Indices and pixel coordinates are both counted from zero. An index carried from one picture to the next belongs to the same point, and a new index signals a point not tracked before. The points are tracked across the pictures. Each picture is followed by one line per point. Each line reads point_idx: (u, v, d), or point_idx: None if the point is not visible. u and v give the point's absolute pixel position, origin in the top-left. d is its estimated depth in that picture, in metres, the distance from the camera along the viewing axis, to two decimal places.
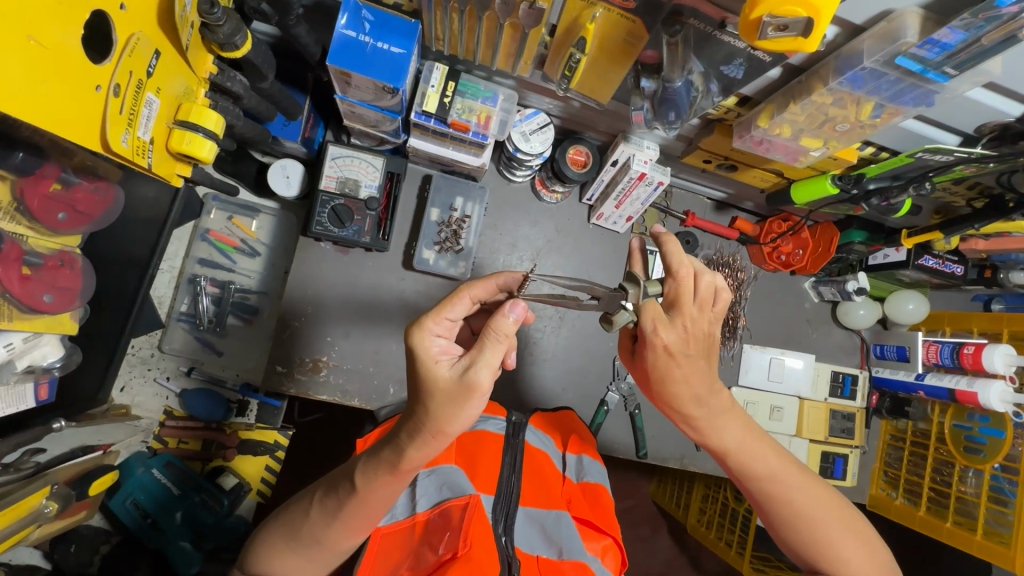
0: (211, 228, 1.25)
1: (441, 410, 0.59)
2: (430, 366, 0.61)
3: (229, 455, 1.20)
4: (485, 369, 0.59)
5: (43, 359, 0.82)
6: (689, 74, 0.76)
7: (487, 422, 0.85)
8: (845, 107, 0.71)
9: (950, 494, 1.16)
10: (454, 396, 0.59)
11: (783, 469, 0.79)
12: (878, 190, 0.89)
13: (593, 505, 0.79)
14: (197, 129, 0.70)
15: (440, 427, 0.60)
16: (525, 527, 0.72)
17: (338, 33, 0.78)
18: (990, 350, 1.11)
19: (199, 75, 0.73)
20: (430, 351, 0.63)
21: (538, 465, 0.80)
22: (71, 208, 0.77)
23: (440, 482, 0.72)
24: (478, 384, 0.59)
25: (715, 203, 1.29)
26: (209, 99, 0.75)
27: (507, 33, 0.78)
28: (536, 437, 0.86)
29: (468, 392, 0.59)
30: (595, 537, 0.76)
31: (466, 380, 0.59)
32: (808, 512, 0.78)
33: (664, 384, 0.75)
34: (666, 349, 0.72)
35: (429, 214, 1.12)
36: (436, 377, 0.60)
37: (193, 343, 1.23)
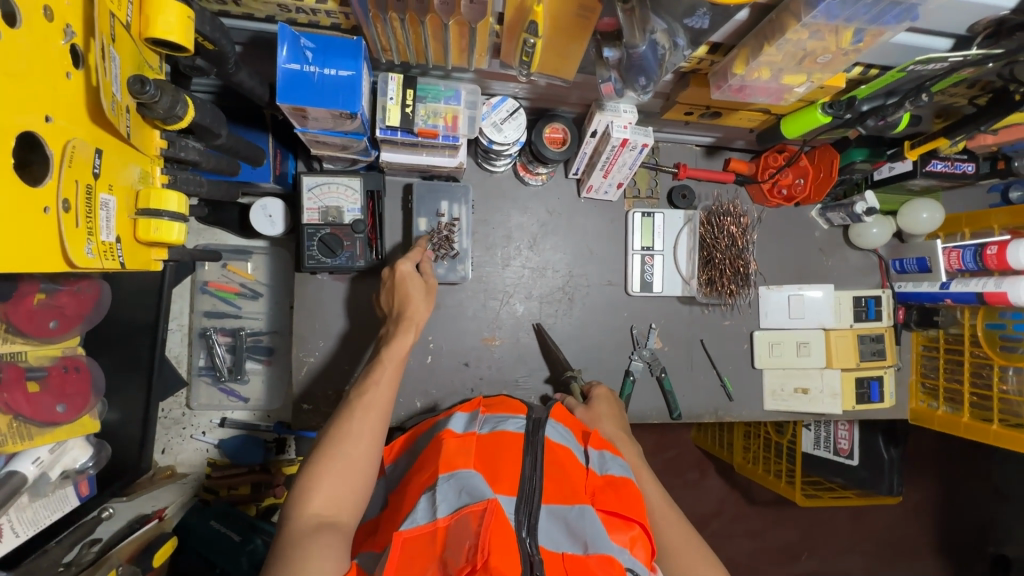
0: (208, 279, 1.24)
1: (423, 298, 0.97)
2: (407, 281, 0.97)
3: (278, 492, 1.25)
4: (433, 278, 1.01)
5: (74, 461, 0.85)
6: (653, 34, 0.70)
7: (506, 423, 0.88)
8: (824, 39, 0.65)
9: (992, 396, 1.16)
10: (426, 290, 0.98)
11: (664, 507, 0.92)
12: (872, 110, 0.84)
13: (619, 495, 0.78)
14: (160, 214, 0.68)
15: (423, 310, 0.96)
16: (548, 526, 0.72)
17: (281, 69, 0.73)
18: (1014, 247, 1.05)
19: (151, 154, 0.70)
20: (407, 272, 0.98)
21: (560, 462, 0.81)
22: (61, 314, 0.78)
23: (459, 487, 0.71)
24: (433, 285, 1.00)
25: (704, 149, 1.25)
26: (167, 176, 0.72)
27: (454, 30, 0.74)
28: (556, 431, 0.87)
29: (430, 290, 0.99)
30: (622, 528, 0.75)
31: (427, 282, 0.99)
32: (675, 551, 0.87)
33: (603, 417, 1.02)
34: (607, 397, 1.06)
35: (418, 224, 1.08)
36: (407, 279, 0.97)
37: (218, 395, 1.25)
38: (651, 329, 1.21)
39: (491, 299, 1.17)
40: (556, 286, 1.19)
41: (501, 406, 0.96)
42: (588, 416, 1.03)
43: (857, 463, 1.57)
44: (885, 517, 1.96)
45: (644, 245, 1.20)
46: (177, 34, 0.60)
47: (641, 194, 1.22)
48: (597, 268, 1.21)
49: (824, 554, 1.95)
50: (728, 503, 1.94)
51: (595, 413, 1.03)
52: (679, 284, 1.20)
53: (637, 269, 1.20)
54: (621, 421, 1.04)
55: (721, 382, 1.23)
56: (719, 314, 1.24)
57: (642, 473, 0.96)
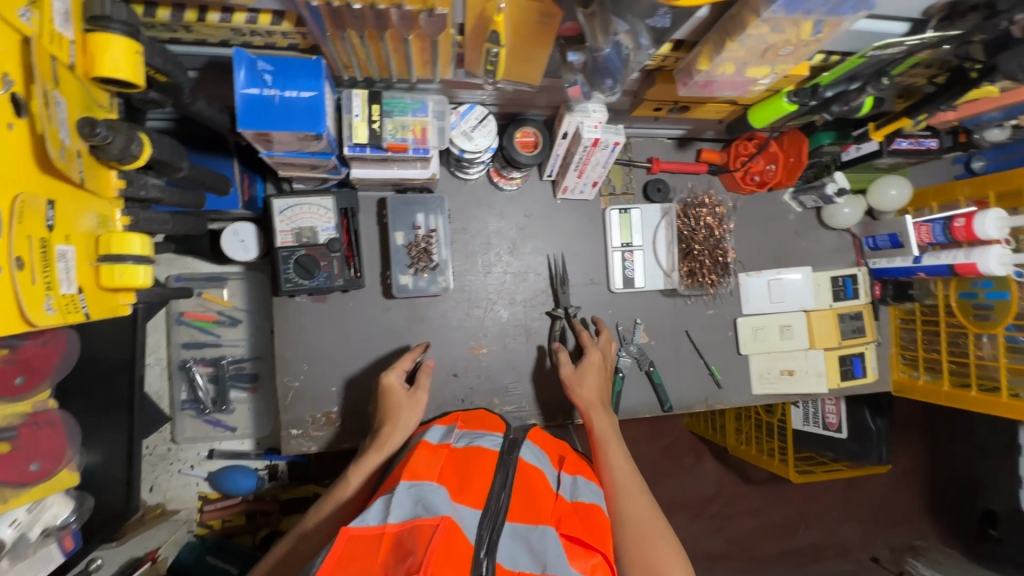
0: (184, 309, 1.21)
1: (405, 413, 0.96)
2: (390, 395, 0.98)
3: (274, 520, 1.24)
4: (425, 391, 1.00)
5: (56, 518, 0.83)
6: (615, 36, 0.69)
7: (482, 439, 0.90)
8: (784, 32, 0.65)
9: (970, 363, 1.20)
10: (410, 404, 0.97)
11: (628, 478, 0.92)
12: (837, 96, 0.85)
13: (586, 525, 0.78)
14: (123, 259, 0.66)
15: (403, 425, 0.95)
16: (510, 543, 0.72)
17: (240, 94, 0.70)
18: (981, 217, 1.08)
19: (109, 197, 0.67)
20: (394, 383, 0.99)
21: (528, 485, 0.82)
22: (26, 369, 0.75)
23: (415, 498, 0.72)
24: (420, 398, 0.98)
25: (676, 141, 1.26)
26: (127, 217, 0.70)
27: (416, 44, 0.73)
28: (532, 453, 0.89)
29: (415, 402, 0.98)
30: (582, 556, 0.74)
31: (414, 395, 0.98)
32: (633, 523, 0.86)
33: (585, 381, 1.04)
34: (597, 363, 1.07)
35: (395, 239, 1.07)
36: (391, 396, 0.98)
37: (204, 427, 1.22)
38: (636, 324, 1.22)
39: (475, 307, 1.16)
40: (539, 289, 1.19)
41: (479, 423, 0.98)
42: (575, 377, 1.05)
43: (847, 436, 1.61)
44: (875, 485, 2.01)
45: (624, 241, 1.20)
46: (126, 71, 0.58)
47: (616, 191, 1.22)
48: (578, 268, 1.21)
49: (821, 526, 1.99)
50: (726, 484, 1.98)
51: (582, 372, 1.06)
52: (661, 278, 1.21)
53: (618, 266, 1.20)
54: (606, 388, 1.06)
55: (709, 370, 1.24)
56: (702, 304, 1.25)
57: (609, 443, 0.97)
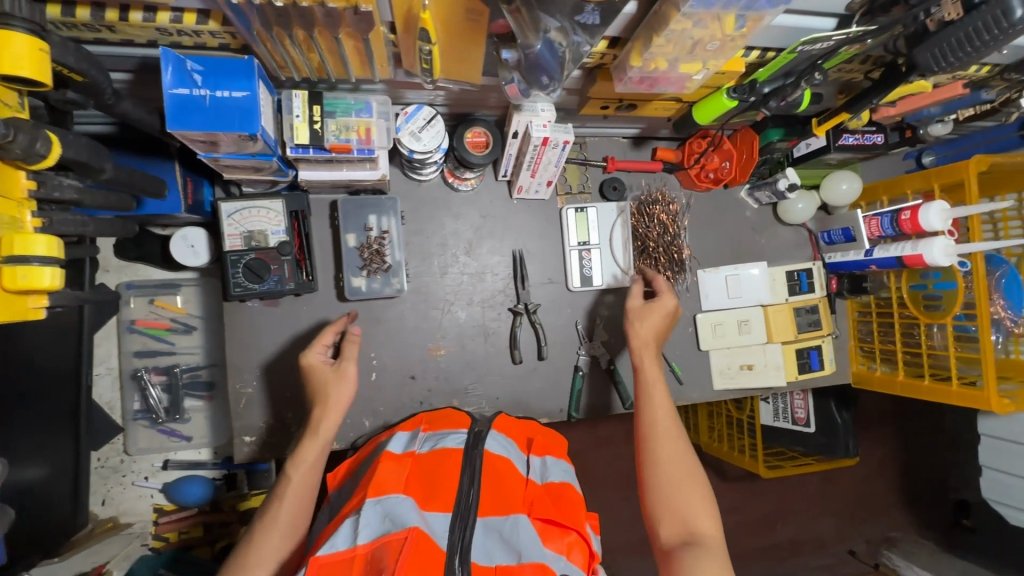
0: (135, 317, 1.18)
1: (334, 392, 0.93)
2: (318, 371, 0.96)
3: (234, 530, 1.20)
4: (351, 361, 0.97)
5: None
6: (547, 33, 0.71)
7: (446, 439, 0.89)
8: (708, 27, 0.66)
9: (922, 352, 1.21)
10: (336, 378, 0.94)
11: (668, 419, 0.94)
12: (774, 92, 0.86)
13: (555, 504, 0.82)
14: (28, 260, 0.64)
15: (337, 404, 0.92)
16: (484, 539, 0.73)
17: (168, 94, 0.69)
18: (926, 210, 1.10)
19: (18, 198, 0.66)
20: (315, 361, 0.97)
21: (498, 475, 0.83)
22: None
23: (383, 512, 0.71)
24: (346, 370, 0.96)
25: (631, 140, 1.27)
26: (40, 218, 0.68)
27: (348, 43, 0.73)
28: (497, 443, 0.89)
29: (341, 374, 0.95)
30: (558, 535, 0.77)
31: (340, 368, 0.96)
32: (671, 462, 0.88)
33: (642, 320, 1.05)
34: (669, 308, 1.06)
35: (346, 241, 1.06)
36: (319, 373, 0.95)
37: (158, 437, 1.20)
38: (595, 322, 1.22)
39: (432, 309, 1.15)
40: (497, 290, 1.19)
41: (443, 421, 0.97)
42: (637, 312, 1.07)
43: (814, 430, 1.62)
44: (849, 478, 2.03)
45: (581, 240, 1.21)
46: (30, 69, 0.55)
47: (573, 190, 1.22)
48: (536, 267, 1.21)
49: (797, 521, 2.00)
50: None
51: (647, 309, 1.06)
52: (618, 275, 1.21)
53: (575, 265, 1.20)
54: (666, 333, 1.06)
55: (670, 367, 1.25)
56: (660, 301, 1.25)
57: (656, 383, 0.98)
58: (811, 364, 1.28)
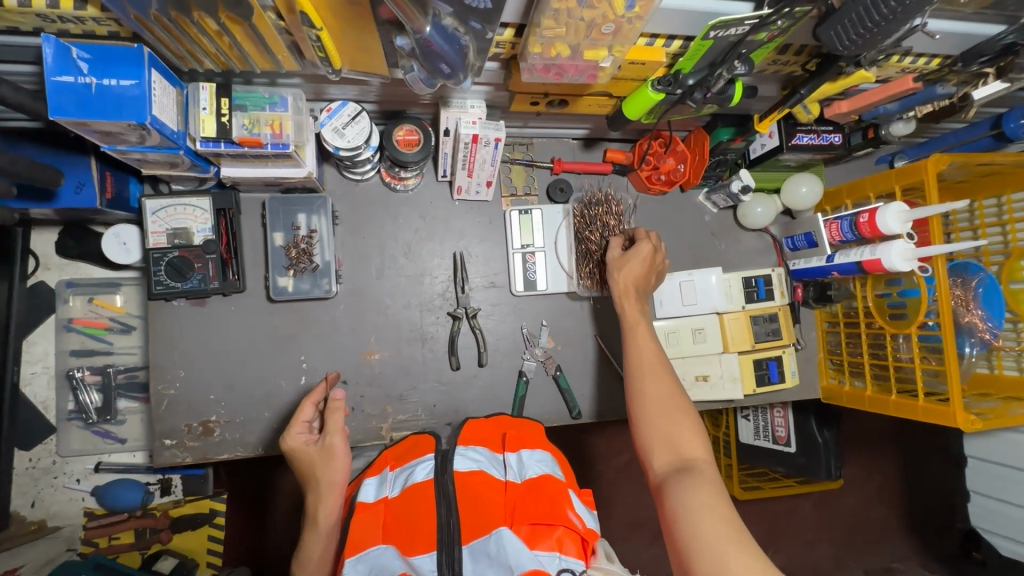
0: (74, 316, 1.18)
1: (323, 471, 0.88)
2: (304, 451, 0.90)
3: (165, 537, 1.19)
4: (335, 433, 0.90)
5: None
6: (439, 17, 0.68)
7: (415, 471, 0.81)
8: (596, 6, 0.63)
9: (889, 365, 1.13)
10: (323, 457, 0.88)
11: (653, 360, 0.91)
12: (698, 83, 0.81)
13: (539, 501, 0.74)
14: None
15: (331, 483, 0.87)
16: (474, 567, 0.69)
17: (51, 82, 0.68)
18: (883, 212, 1.04)
19: None
20: (300, 443, 0.92)
21: (473, 488, 0.77)
22: None
23: (369, 570, 0.70)
24: (334, 444, 0.89)
25: (582, 141, 1.23)
26: None
27: (236, 30, 0.71)
28: (467, 459, 0.81)
29: (329, 451, 0.89)
30: (546, 532, 0.71)
31: (324, 445, 0.89)
32: (653, 400, 0.86)
33: (626, 264, 1.01)
34: (646, 254, 1.01)
35: (273, 240, 1.05)
36: (309, 457, 0.89)
37: (92, 438, 1.19)
38: (542, 326, 1.17)
39: (368, 312, 1.12)
40: (436, 293, 1.15)
41: (409, 450, 0.90)
42: (617, 260, 1.03)
43: (795, 450, 1.52)
44: (841, 503, 1.90)
45: (524, 243, 1.17)
46: None
47: (518, 192, 1.19)
48: (478, 270, 1.17)
49: (789, 548, 1.86)
50: None
51: (626, 258, 1.02)
52: (564, 280, 1.17)
53: (519, 269, 1.16)
54: (646, 281, 1.01)
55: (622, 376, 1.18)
56: (611, 307, 1.19)
57: (639, 329, 0.95)
58: (769, 375, 1.21)
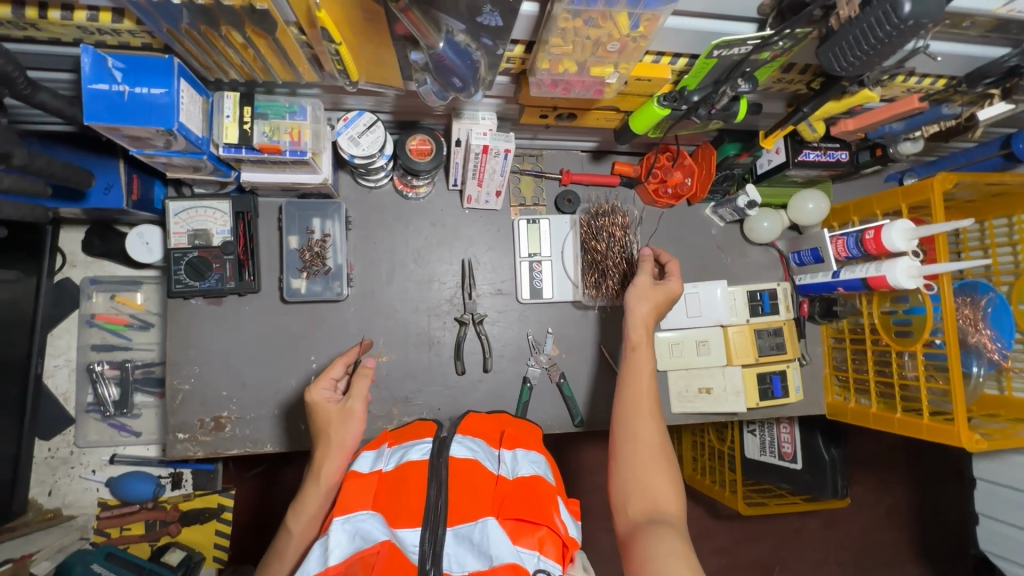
0: (96, 312, 1.23)
1: (337, 430, 0.88)
2: (323, 409, 0.89)
3: (173, 530, 1.22)
4: (358, 399, 0.91)
5: None
6: (452, 34, 0.71)
7: (411, 451, 0.83)
8: (601, 26, 0.66)
9: (894, 383, 1.13)
10: (342, 417, 0.88)
11: (650, 399, 0.88)
12: (703, 100, 0.84)
13: (526, 498, 0.75)
14: None
15: (342, 446, 0.87)
16: (455, 549, 0.71)
17: (87, 89, 0.73)
18: (888, 229, 1.05)
19: None
20: (321, 398, 0.91)
21: (465, 476, 0.78)
22: None
23: (353, 531, 0.71)
24: (354, 409, 0.90)
25: (591, 153, 1.25)
26: None
27: (261, 43, 0.75)
28: (464, 447, 0.83)
29: (348, 414, 0.89)
30: (529, 531, 0.72)
31: (346, 407, 0.89)
32: (641, 442, 0.84)
33: (648, 299, 0.97)
34: (668, 290, 0.98)
35: (288, 243, 1.08)
36: (327, 414, 0.89)
37: (108, 431, 1.23)
38: (547, 334, 1.19)
39: (377, 316, 1.15)
40: (444, 298, 1.18)
41: (410, 433, 0.92)
42: (651, 290, 0.98)
43: (801, 467, 1.50)
44: (848, 524, 1.87)
45: (532, 251, 1.19)
46: None
47: (526, 202, 1.21)
48: (485, 277, 1.19)
49: (796, 568, 1.84)
50: (691, 520, 1.84)
51: (656, 289, 0.98)
52: (569, 289, 1.19)
53: (525, 277, 1.19)
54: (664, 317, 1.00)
55: None
56: (616, 317, 1.20)
57: (644, 364, 0.91)
58: (773, 390, 1.22)
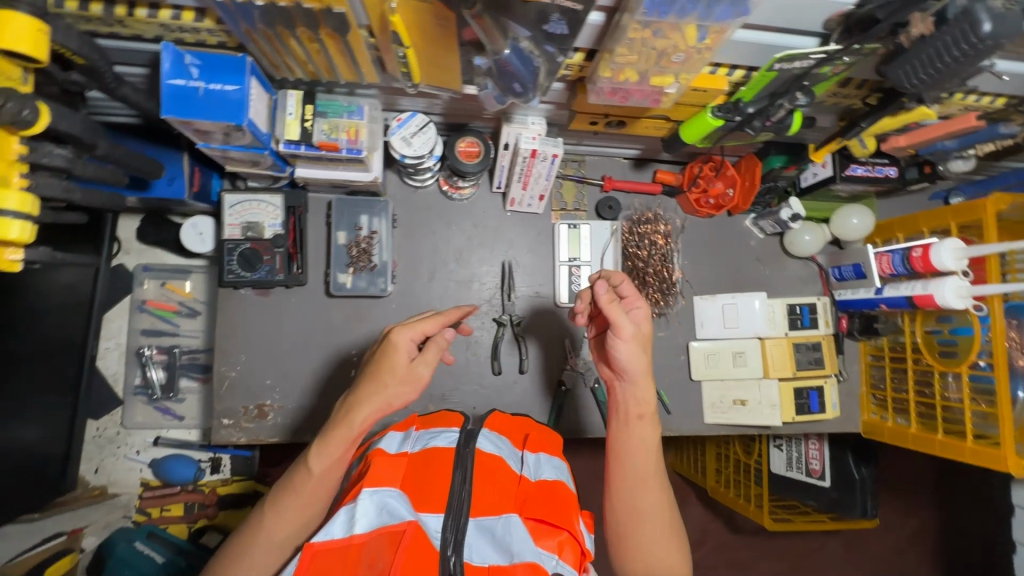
0: (147, 298, 1.27)
1: (393, 389, 0.74)
2: (395, 359, 0.75)
3: (211, 514, 1.24)
4: (428, 369, 0.75)
5: None
6: (517, 41, 0.72)
7: (438, 438, 0.85)
8: (668, 37, 0.67)
9: (936, 404, 1.11)
10: (406, 380, 0.74)
11: (655, 469, 0.82)
12: (758, 112, 0.83)
13: (548, 500, 0.77)
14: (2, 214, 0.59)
15: (386, 401, 0.74)
16: (475, 540, 0.71)
17: (166, 84, 0.76)
18: (938, 247, 1.02)
19: (6, 161, 0.61)
20: (400, 346, 0.75)
21: (490, 470, 0.78)
22: None
23: (380, 504, 0.71)
24: (420, 376, 0.75)
25: (632, 161, 1.26)
26: (26, 181, 0.64)
27: (331, 44, 0.77)
28: (490, 442, 0.83)
29: (412, 382, 0.74)
30: (549, 535, 0.73)
31: (413, 372, 0.75)
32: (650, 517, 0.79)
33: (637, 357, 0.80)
34: (644, 335, 0.82)
35: (337, 238, 1.11)
36: (394, 367, 0.74)
37: (154, 413, 1.27)
38: (583, 338, 1.20)
39: (417, 313, 1.17)
40: (483, 298, 1.19)
41: (436, 421, 0.93)
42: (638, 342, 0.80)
43: (829, 484, 1.48)
44: (874, 545, 1.84)
45: (571, 256, 1.20)
46: (28, 47, 0.58)
47: (567, 207, 1.23)
48: (524, 280, 1.21)
49: None
50: (711, 531, 1.84)
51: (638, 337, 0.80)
52: None
53: (564, 281, 1.20)
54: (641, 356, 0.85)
55: (657, 394, 1.21)
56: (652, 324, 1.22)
57: (649, 433, 0.82)
58: (810, 405, 1.21)
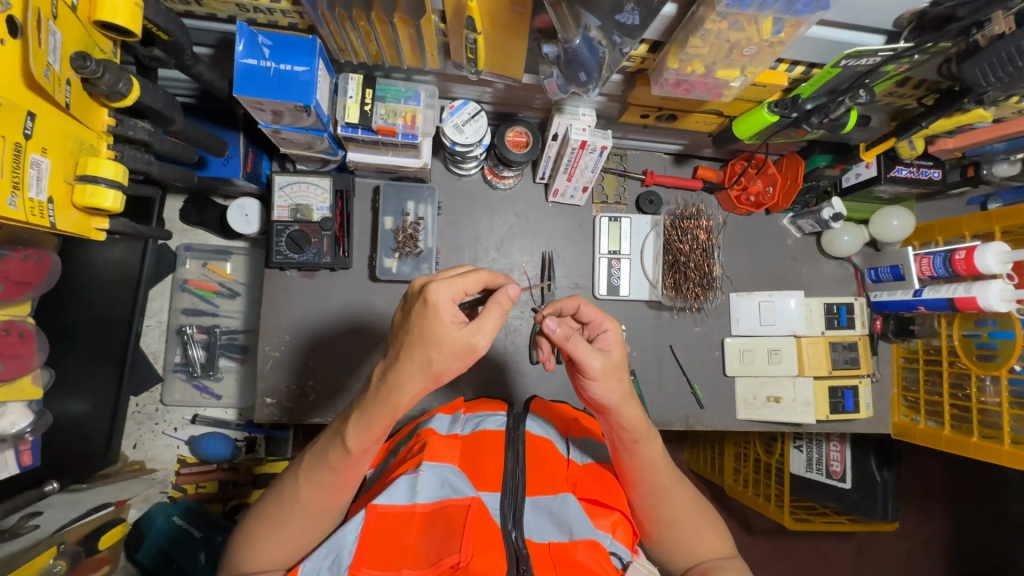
0: (189, 277, 1.29)
1: (440, 361, 0.61)
2: (441, 325, 0.60)
3: (245, 492, 1.27)
4: (487, 337, 0.62)
5: (12, 426, 0.88)
6: (587, 30, 0.73)
7: (487, 421, 0.87)
8: (744, 29, 0.68)
9: (971, 407, 1.11)
10: (462, 352, 0.61)
11: (671, 473, 0.78)
12: (816, 109, 0.84)
13: (598, 483, 0.78)
14: (96, 180, 0.71)
15: (433, 373, 0.62)
16: (534, 519, 0.72)
17: (239, 63, 0.77)
18: (982, 250, 1.04)
19: (98, 130, 0.74)
20: (442, 309, 0.60)
21: (540, 452, 0.80)
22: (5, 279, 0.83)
23: (441, 478, 0.72)
24: (476, 348, 0.62)
25: (673, 157, 1.27)
26: (114, 151, 0.76)
27: (402, 29, 0.78)
28: (537, 425, 0.85)
29: (468, 353, 0.62)
30: (603, 514, 0.75)
31: (467, 343, 0.61)
32: (685, 517, 0.78)
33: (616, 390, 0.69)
34: (617, 364, 0.70)
35: (383, 223, 1.13)
36: (441, 336, 0.60)
37: (192, 391, 1.29)
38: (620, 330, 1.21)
39: None
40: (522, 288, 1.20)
41: (482, 405, 0.94)
42: (613, 371, 0.69)
43: (850, 486, 1.48)
44: (888, 549, 1.85)
45: (611, 248, 1.21)
46: (124, 18, 0.66)
47: (608, 200, 1.23)
48: (564, 271, 1.22)
49: None
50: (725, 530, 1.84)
51: (611, 366, 0.69)
52: (646, 288, 1.21)
53: (604, 273, 1.21)
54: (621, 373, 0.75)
55: (691, 389, 1.22)
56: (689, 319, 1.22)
57: (653, 451, 0.75)
58: (844, 404, 1.21)
